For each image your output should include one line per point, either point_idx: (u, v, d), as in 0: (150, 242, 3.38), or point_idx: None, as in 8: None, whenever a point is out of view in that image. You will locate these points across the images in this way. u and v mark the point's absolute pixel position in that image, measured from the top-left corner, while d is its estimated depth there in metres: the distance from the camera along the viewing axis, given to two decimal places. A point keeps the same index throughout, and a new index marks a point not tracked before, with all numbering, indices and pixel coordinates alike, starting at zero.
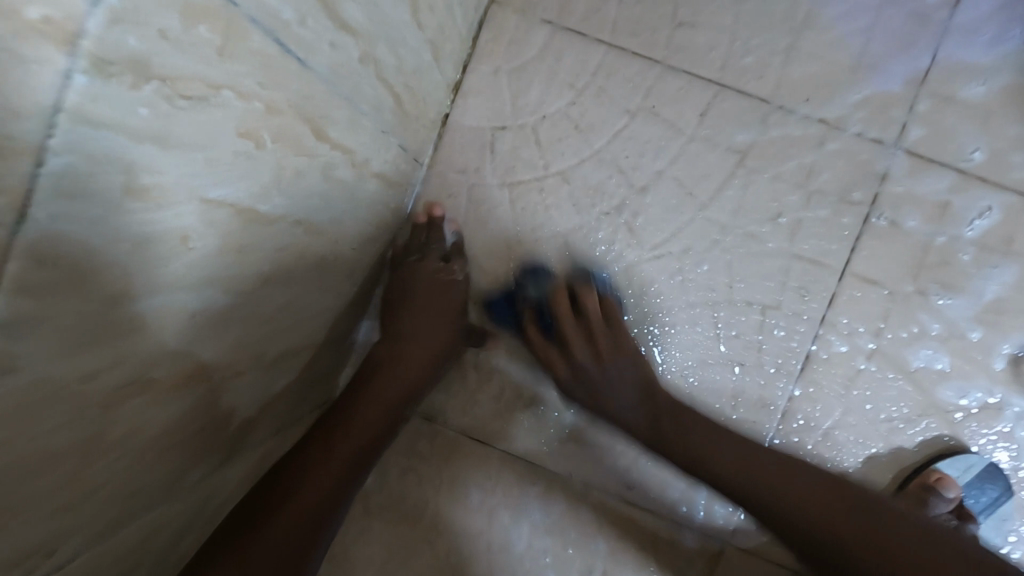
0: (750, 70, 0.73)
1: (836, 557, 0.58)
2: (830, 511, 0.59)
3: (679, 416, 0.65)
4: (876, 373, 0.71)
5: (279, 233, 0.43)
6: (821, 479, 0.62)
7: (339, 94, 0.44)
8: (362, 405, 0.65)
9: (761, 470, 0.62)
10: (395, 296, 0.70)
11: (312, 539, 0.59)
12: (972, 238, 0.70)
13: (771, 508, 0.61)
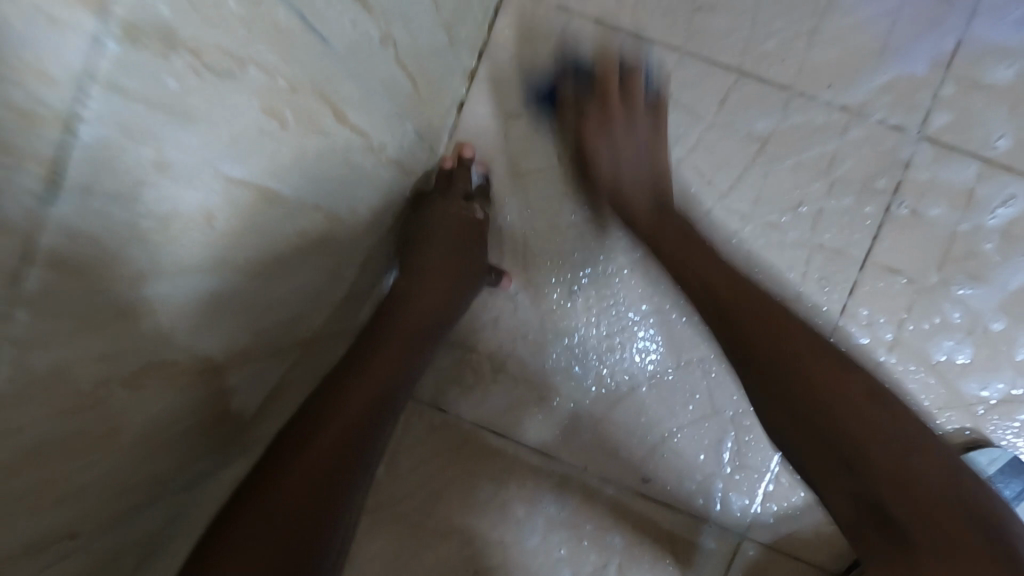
0: (770, 56, 0.71)
1: (863, 462, 0.45)
2: (818, 381, 0.49)
3: (693, 260, 0.62)
4: (898, 365, 0.70)
5: (298, 217, 0.43)
6: (854, 379, 0.50)
7: (358, 75, 0.43)
8: (386, 343, 0.60)
9: (764, 341, 0.53)
10: (411, 253, 0.67)
11: (338, 491, 0.49)
12: (995, 226, 0.69)
13: (791, 391, 0.50)
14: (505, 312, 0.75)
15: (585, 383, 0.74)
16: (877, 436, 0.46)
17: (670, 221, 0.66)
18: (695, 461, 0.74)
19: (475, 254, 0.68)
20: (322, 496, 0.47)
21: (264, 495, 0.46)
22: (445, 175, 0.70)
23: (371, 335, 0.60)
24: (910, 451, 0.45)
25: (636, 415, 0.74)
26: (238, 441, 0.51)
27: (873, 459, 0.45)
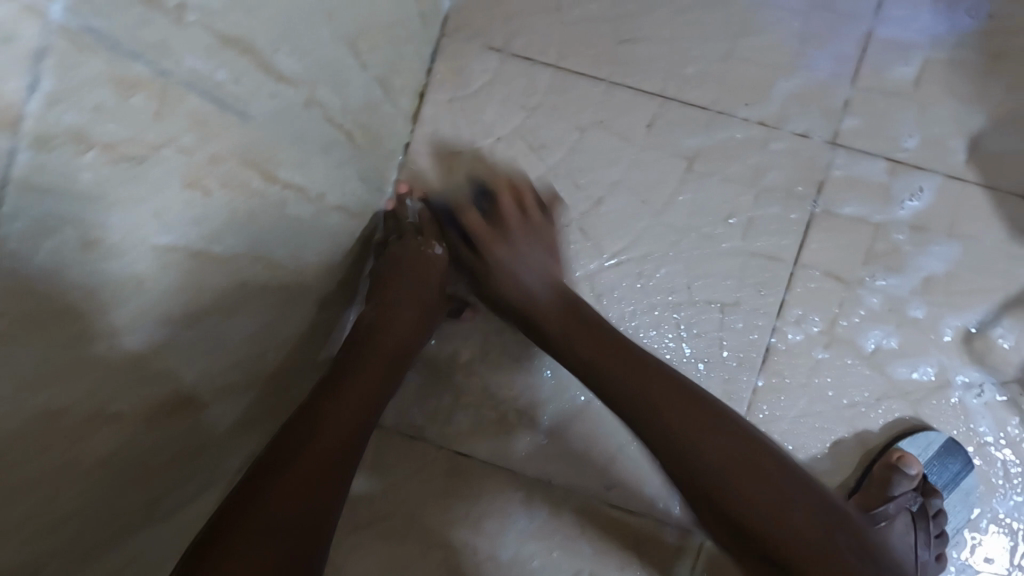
0: (691, 81, 0.76)
1: (677, 455, 0.57)
2: (705, 422, 0.57)
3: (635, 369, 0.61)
4: (835, 360, 0.74)
5: (237, 268, 0.47)
6: (727, 423, 0.57)
7: (284, 137, 0.48)
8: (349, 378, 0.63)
9: (630, 366, 0.61)
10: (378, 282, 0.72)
11: (304, 540, 0.52)
12: (905, 218, 0.73)
13: (678, 438, 0.57)
14: (463, 337, 0.79)
15: (544, 399, 0.78)
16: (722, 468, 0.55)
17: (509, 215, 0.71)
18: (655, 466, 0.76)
19: (431, 284, 0.71)
20: (282, 546, 0.50)
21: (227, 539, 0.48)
22: (401, 209, 0.74)
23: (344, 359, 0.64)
24: (739, 441, 0.56)
25: (595, 425, 0.77)
26: (210, 470, 0.56)
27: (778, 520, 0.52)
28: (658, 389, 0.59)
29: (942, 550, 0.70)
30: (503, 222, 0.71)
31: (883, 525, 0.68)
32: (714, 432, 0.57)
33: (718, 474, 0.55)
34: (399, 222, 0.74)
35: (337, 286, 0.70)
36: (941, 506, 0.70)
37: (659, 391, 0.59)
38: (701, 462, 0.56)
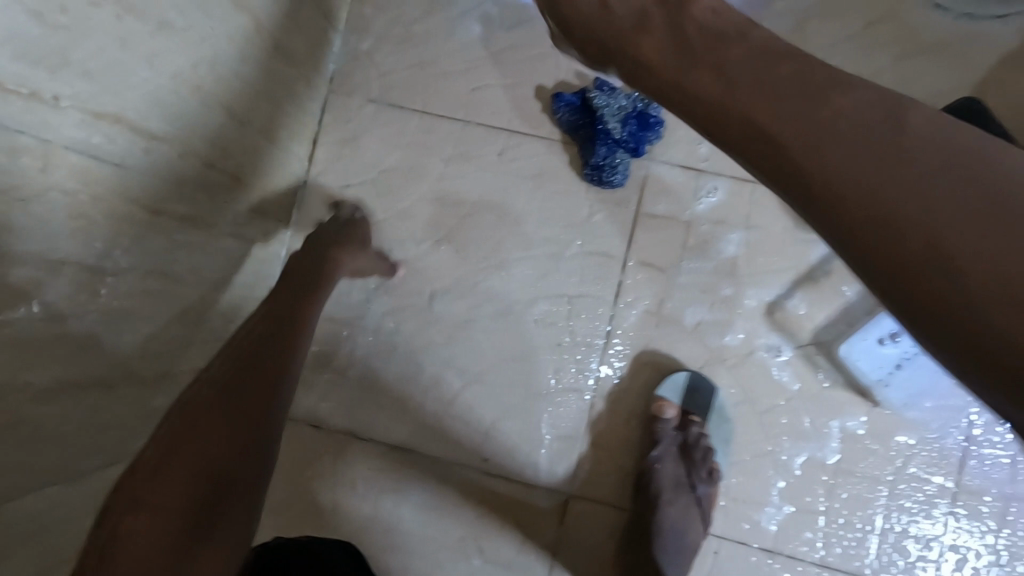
0: (531, 117, 0.92)
1: (885, 225, 0.40)
2: (925, 172, 0.40)
3: (852, 137, 0.43)
4: (666, 335, 0.89)
5: (128, 279, 0.62)
6: (956, 169, 0.40)
7: (162, 180, 0.63)
8: (270, 335, 0.66)
9: (863, 150, 0.42)
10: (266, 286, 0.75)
11: (235, 483, 0.54)
12: (704, 213, 0.89)
13: (896, 178, 0.40)
14: (357, 339, 0.93)
15: (428, 387, 0.92)
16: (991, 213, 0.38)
17: None
18: (525, 436, 0.90)
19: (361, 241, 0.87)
20: (219, 496, 0.52)
21: (136, 510, 0.47)
22: (332, 216, 0.91)
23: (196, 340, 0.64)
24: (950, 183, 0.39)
25: (471, 405, 0.91)
26: (127, 445, 0.68)
27: (979, 285, 0.36)
28: (898, 199, 0.40)
29: (714, 467, 0.84)
30: None
31: (658, 462, 0.84)
32: (956, 194, 0.39)
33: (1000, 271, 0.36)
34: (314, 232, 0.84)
35: (246, 298, 0.84)
36: (703, 444, 0.85)
37: (970, 217, 0.38)
38: (1009, 256, 0.36)
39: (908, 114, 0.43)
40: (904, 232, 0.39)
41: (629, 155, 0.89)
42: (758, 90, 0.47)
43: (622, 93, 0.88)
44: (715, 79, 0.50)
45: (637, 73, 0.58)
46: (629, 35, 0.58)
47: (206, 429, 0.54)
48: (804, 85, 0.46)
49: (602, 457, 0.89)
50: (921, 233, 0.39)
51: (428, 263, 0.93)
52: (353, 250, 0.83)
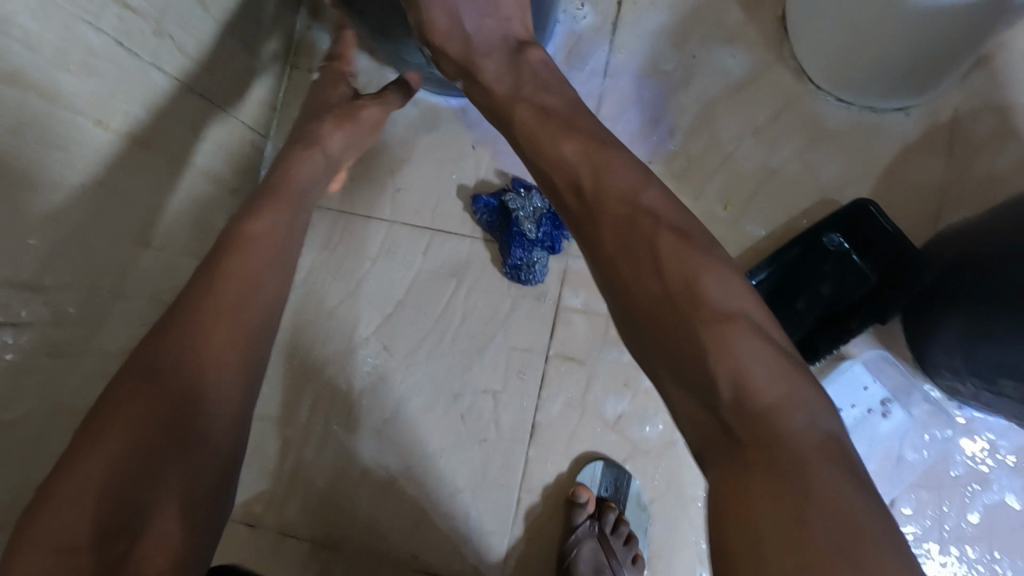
0: (452, 215, 0.95)
1: (672, 352, 0.46)
2: (706, 307, 0.46)
3: (652, 265, 0.49)
4: (589, 428, 0.90)
5: (35, 424, 0.65)
6: (733, 312, 0.46)
7: (66, 323, 0.67)
8: (223, 296, 0.59)
9: (652, 277, 0.49)
10: (238, 229, 0.65)
11: (178, 449, 0.50)
12: None
13: (682, 312, 0.47)
14: (289, 436, 0.95)
15: (359, 482, 0.94)
16: (756, 388, 0.43)
17: None
18: (453, 532, 0.91)
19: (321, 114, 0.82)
20: (159, 462, 0.49)
21: (57, 487, 0.45)
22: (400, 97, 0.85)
23: (213, 282, 0.59)
24: (721, 319, 0.46)
25: (399, 500, 0.93)
26: None
27: (733, 412, 0.43)
28: (681, 323, 0.47)
29: (638, 552, 0.86)
30: None
31: (573, 553, 0.85)
32: (726, 334, 0.45)
33: (744, 396, 0.43)
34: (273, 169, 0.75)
35: None
36: (629, 531, 0.87)
37: (737, 347, 0.44)
38: (754, 382, 0.43)
39: (711, 254, 0.50)
40: (683, 357, 0.46)
41: (547, 252, 0.91)
42: (620, 224, 0.52)
43: (538, 194, 0.90)
44: (598, 196, 0.54)
45: (538, 162, 0.60)
46: (556, 125, 0.60)
47: (137, 394, 0.50)
48: (631, 209, 0.52)
49: (528, 550, 0.90)
50: (696, 358, 0.45)
51: (356, 359, 0.95)
52: (331, 125, 0.80)
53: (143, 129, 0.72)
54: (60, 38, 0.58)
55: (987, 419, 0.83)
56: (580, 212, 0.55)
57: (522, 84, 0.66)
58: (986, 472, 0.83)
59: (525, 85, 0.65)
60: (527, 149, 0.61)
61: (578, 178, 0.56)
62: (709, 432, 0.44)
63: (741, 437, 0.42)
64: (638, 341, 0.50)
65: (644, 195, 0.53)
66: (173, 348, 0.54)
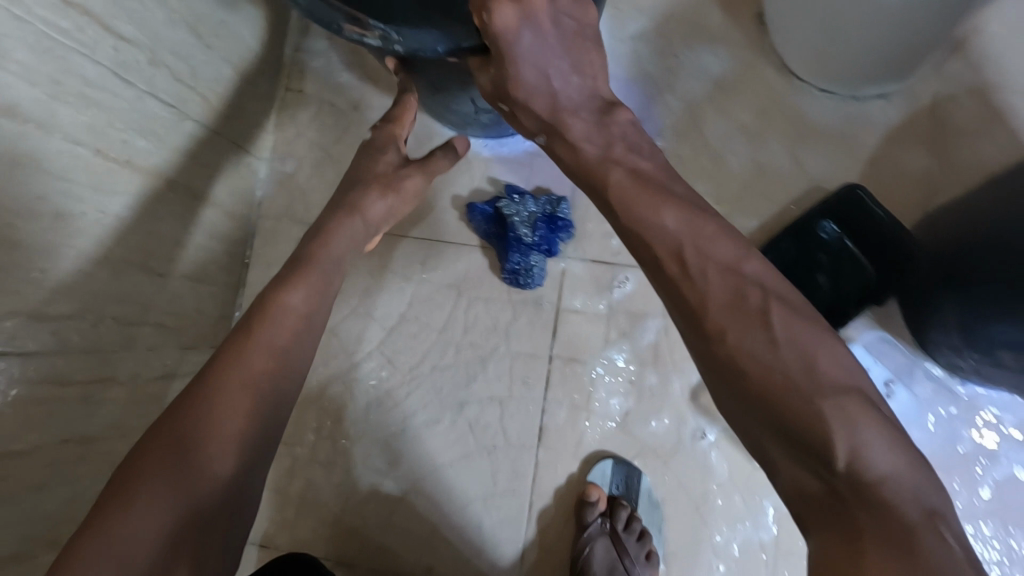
0: (448, 225, 0.96)
1: (785, 427, 0.45)
2: (821, 383, 0.46)
3: (761, 340, 0.48)
4: (597, 428, 0.90)
5: (46, 454, 0.65)
6: (846, 387, 0.46)
7: (75, 351, 0.67)
8: (244, 360, 0.60)
9: (767, 353, 0.47)
10: (273, 295, 0.66)
11: (200, 520, 0.51)
12: (619, 305, 0.92)
13: (798, 388, 0.45)
14: (298, 454, 0.95)
15: (368, 497, 0.93)
16: (867, 462, 0.42)
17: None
18: (467, 542, 0.91)
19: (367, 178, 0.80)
20: (184, 533, 0.49)
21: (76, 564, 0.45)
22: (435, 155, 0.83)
23: (238, 354, 0.60)
24: (839, 395, 0.45)
25: (412, 513, 0.92)
26: None
27: (847, 485, 0.42)
28: (800, 398, 0.45)
29: (652, 549, 0.85)
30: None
31: (587, 551, 0.85)
32: (846, 409, 0.44)
33: (860, 472, 0.42)
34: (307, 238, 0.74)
35: None
36: (643, 528, 0.87)
37: (850, 422, 0.44)
38: (872, 458, 0.43)
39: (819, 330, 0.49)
40: (798, 432, 0.44)
41: (544, 255, 0.92)
42: (729, 300, 0.50)
43: (530, 198, 0.91)
44: (706, 270, 0.52)
45: (626, 226, 0.57)
46: (643, 191, 0.58)
47: (156, 465, 0.51)
48: (736, 285, 0.51)
49: (543, 554, 0.90)
50: (812, 435, 0.44)
51: (362, 374, 0.96)
52: (376, 194, 0.78)
53: (142, 157, 0.73)
54: (57, 69, 0.59)
55: (989, 393, 0.84)
56: (676, 281, 0.53)
57: (614, 143, 0.62)
58: (993, 447, 0.83)
59: (617, 144, 0.62)
60: (616, 211, 0.58)
61: (681, 248, 0.53)
62: (821, 506, 0.43)
63: (852, 509, 0.42)
64: (744, 416, 0.48)
65: (749, 264, 0.52)
66: (197, 422, 0.55)
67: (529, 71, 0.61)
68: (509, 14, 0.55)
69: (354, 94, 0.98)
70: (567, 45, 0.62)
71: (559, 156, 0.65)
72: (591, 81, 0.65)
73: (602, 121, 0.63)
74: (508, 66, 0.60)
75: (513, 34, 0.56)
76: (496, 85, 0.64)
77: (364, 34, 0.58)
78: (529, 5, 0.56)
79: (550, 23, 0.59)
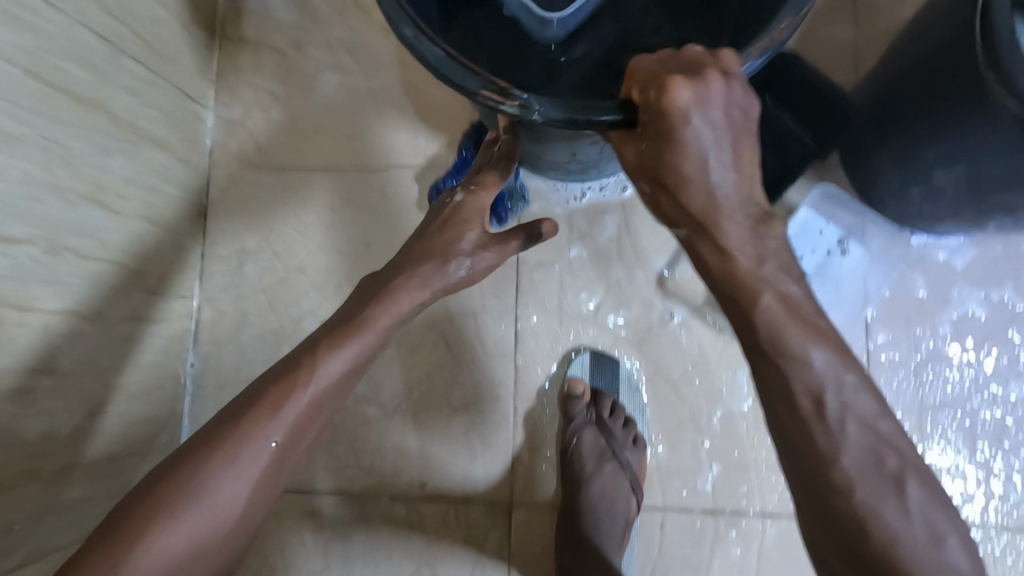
0: (401, 149, 0.97)
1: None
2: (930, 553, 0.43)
3: (884, 499, 0.45)
4: (568, 326, 0.92)
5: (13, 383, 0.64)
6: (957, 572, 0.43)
7: (32, 280, 0.66)
8: (272, 418, 0.54)
9: (887, 513, 0.44)
10: (323, 350, 0.57)
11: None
12: (577, 206, 0.94)
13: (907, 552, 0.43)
14: None
15: (357, 426, 0.93)
16: None
17: (709, 61, 0.50)
18: (455, 456, 0.91)
19: (437, 244, 0.64)
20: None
21: None
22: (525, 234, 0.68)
23: (277, 408, 0.54)
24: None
25: (399, 434, 0.92)
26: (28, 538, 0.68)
27: None
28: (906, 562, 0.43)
29: (637, 434, 0.88)
30: (688, 66, 0.49)
31: (575, 440, 0.88)
32: None
33: None
34: (367, 286, 0.63)
35: (141, 377, 0.86)
36: (626, 415, 0.89)
37: None
38: None
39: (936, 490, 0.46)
40: None
41: None
42: (788, 304, 0.50)
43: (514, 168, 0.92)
44: (848, 424, 0.47)
45: (758, 345, 0.50)
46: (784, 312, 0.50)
47: (161, 525, 0.48)
48: (870, 438, 0.47)
49: (534, 455, 0.91)
50: None
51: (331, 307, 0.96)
52: (447, 265, 0.63)
53: (82, 87, 0.72)
54: None
55: (939, 240, 0.87)
56: (810, 414, 0.47)
57: (767, 259, 0.51)
58: (949, 292, 0.87)
59: (771, 261, 0.51)
60: (761, 336, 0.49)
61: (823, 393, 0.47)
62: None
63: None
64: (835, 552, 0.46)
65: (887, 424, 0.47)
66: (221, 476, 0.51)
67: (691, 157, 0.49)
68: (682, 96, 0.47)
69: (296, 35, 0.99)
70: (736, 139, 0.50)
71: (700, 255, 0.53)
72: (751, 182, 0.52)
73: (758, 229, 0.52)
74: (668, 149, 0.50)
75: (681, 118, 0.48)
76: (645, 161, 0.52)
77: (504, 102, 0.55)
78: (704, 88, 0.48)
79: (726, 115, 0.49)
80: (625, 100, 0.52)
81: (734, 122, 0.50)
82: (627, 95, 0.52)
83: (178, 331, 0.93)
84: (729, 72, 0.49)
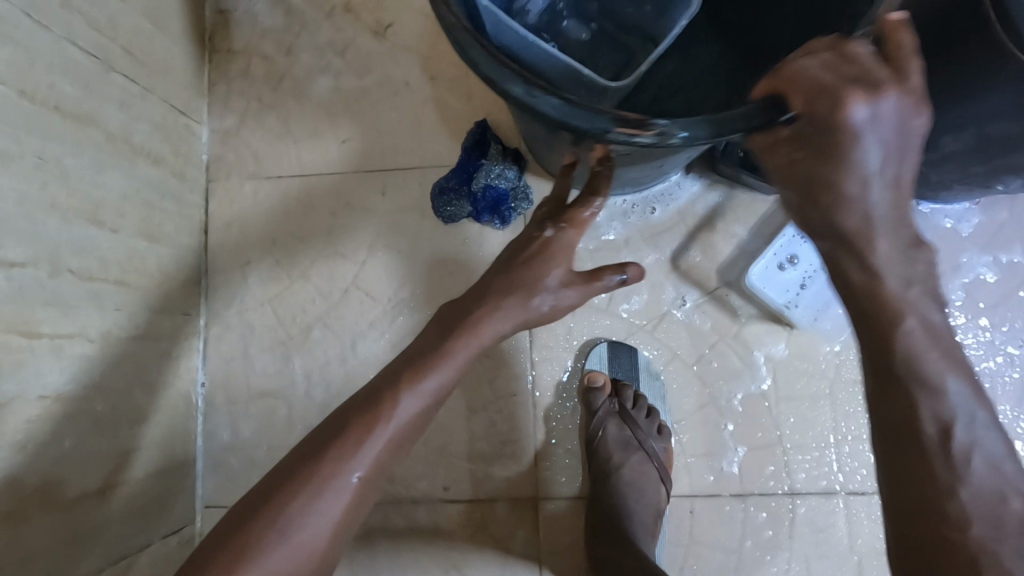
0: (400, 151, 0.96)
1: None
2: None
3: (1003, 538, 0.42)
4: (582, 318, 0.91)
5: (23, 411, 0.61)
6: None
7: (35, 304, 0.63)
8: (356, 455, 0.52)
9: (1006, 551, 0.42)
10: (407, 383, 0.56)
11: None
12: None
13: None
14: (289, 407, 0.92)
15: None
16: None
17: (882, 67, 0.47)
18: (477, 457, 0.90)
19: (521, 276, 0.61)
20: None
21: None
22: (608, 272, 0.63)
23: (360, 443, 0.53)
24: None
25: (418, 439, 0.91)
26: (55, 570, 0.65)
27: None
28: None
29: (662, 424, 0.87)
30: (859, 72, 0.47)
31: (600, 433, 0.86)
32: None
33: None
34: (448, 315, 0.62)
35: (151, 398, 0.83)
36: (650, 406, 0.89)
37: None
38: None
39: None
40: None
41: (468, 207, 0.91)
42: None
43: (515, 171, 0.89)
44: (973, 458, 0.45)
45: (892, 375, 0.47)
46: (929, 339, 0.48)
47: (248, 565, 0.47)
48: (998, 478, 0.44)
49: (557, 449, 0.89)
50: None
51: (339, 313, 0.94)
52: (534, 295, 0.61)
53: (72, 103, 0.69)
54: None
55: (944, 208, 0.88)
56: (945, 440, 0.45)
57: (914, 282, 0.49)
58: (959, 259, 0.87)
59: (918, 286, 0.49)
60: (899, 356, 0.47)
61: (951, 424, 0.45)
62: None
63: None
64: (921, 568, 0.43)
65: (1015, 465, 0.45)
66: (307, 513, 0.49)
67: (855, 174, 0.48)
68: (857, 111, 0.45)
69: (284, 43, 0.98)
70: (903, 151, 0.48)
71: (842, 271, 0.51)
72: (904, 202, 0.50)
73: (909, 252, 0.50)
74: (830, 164, 0.48)
75: (854, 132, 0.46)
76: (798, 170, 0.51)
77: (636, 134, 0.50)
78: (880, 100, 0.46)
79: (899, 125, 0.47)
80: (774, 103, 0.50)
81: (906, 131, 0.48)
82: (787, 104, 0.49)
83: (185, 349, 0.91)
84: (902, 82, 0.47)
